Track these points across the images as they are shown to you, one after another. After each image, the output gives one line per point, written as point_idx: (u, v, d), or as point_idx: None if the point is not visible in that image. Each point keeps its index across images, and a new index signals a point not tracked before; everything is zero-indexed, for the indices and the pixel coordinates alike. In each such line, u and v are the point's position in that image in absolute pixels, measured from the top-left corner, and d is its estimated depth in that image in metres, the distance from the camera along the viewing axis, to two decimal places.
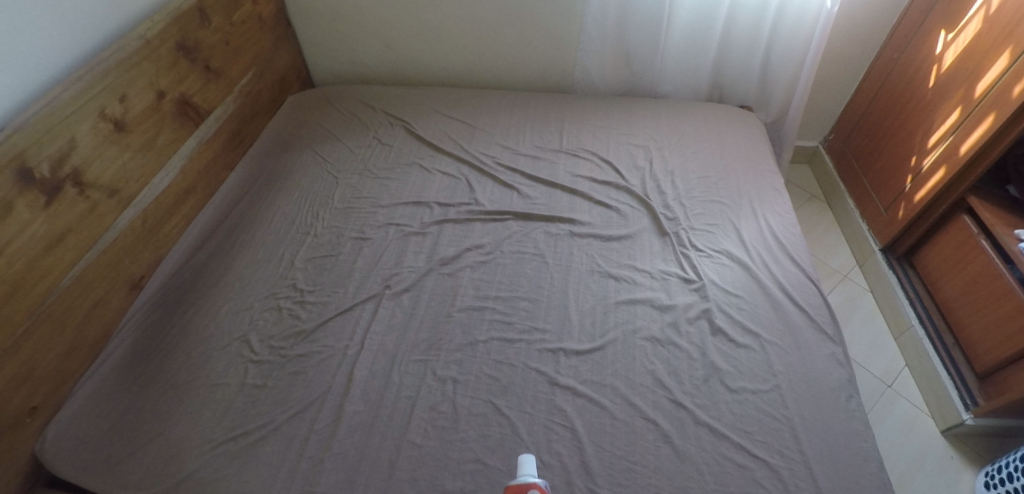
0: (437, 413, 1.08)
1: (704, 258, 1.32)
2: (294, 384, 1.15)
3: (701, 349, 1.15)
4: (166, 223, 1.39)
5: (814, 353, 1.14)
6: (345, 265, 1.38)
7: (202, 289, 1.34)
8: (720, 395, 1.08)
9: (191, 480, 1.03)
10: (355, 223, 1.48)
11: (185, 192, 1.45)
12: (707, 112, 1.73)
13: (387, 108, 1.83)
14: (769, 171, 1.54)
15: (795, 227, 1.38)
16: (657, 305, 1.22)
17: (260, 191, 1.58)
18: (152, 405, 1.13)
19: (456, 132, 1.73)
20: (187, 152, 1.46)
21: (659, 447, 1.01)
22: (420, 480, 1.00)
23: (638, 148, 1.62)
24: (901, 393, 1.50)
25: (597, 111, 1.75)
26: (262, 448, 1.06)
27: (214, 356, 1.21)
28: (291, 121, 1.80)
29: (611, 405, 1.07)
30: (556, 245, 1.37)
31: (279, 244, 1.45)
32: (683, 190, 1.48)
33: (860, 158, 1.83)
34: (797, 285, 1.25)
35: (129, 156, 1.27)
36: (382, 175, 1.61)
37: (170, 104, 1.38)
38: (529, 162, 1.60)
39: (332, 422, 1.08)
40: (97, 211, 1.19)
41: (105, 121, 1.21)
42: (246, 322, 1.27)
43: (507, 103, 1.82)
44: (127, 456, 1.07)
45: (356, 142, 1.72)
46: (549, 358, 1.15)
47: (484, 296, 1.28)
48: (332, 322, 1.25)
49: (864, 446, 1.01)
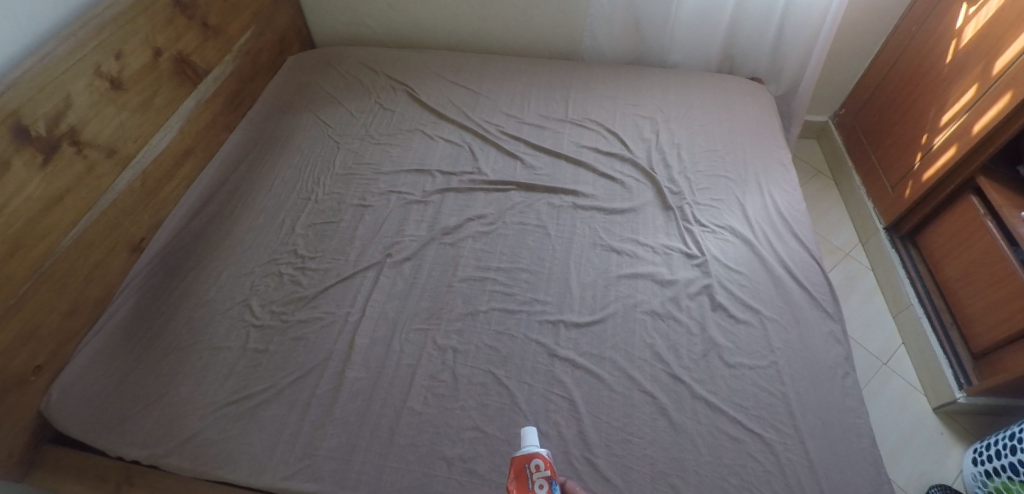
0: (437, 381, 1.09)
1: (707, 233, 1.31)
2: (296, 349, 1.16)
3: (701, 324, 1.15)
4: (166, 185, 1.38)
5: (813, 331, 1.14)
6: (346, 232, 1.37)
7: (203, 252, 1.34)
8: (718, 370, 1.09)
9: (195, 441, 1.04)
10: (357, 189, 1.47)
11: (184, 154, 1.43)
12: (716, 84, 1.69)
13: (389, 71, 1.79)
14: (777, 146, 1.51)
15: (801, 204, 1.37)
16: (659, 279, 1.22)
17: (260, 155, 1.56)
18: (155, 367, 1.15)
19: (459, 98, 1.69)
20: (186, 113, 1.43)
21: (656, 419, 1.03)
22: (420, 446, 1.01)
23: (645, 120, 1.59)
24: (896, 371, 1.51)
25: (603, 80, 1.71)
26: (264, 411, 1.07)
27: (215, 320, 1.22)
28: (291, 82, 1.76)
29: (609, 378, 1.08)
30: (559, 217, 1.36)
31: (279, 209, 1.43)
32: (688, 164, 1.46)
33: (870, 134, 1.80)
34: (799, 262, 1.24)
35: (127, 115, 1.25)
36: (384, 141, 1.59)
37: (167, 63, 1.35)
38: (533, 131, 1.58)
39: (333, 387, 1.10)
40: (96, 171, 1.18)
41: (101, 78, 1.18)
42: (247, 287, 1.27)
43: (512, 69, 1.77)
44: (132, 416, 1.09)
45: (358, 106, 1.69)
46: (549, 330, 1.15)
47: (485, 266, 1.28)
48: (333, 289, 1.25)
49: (857, 423, 1.03)
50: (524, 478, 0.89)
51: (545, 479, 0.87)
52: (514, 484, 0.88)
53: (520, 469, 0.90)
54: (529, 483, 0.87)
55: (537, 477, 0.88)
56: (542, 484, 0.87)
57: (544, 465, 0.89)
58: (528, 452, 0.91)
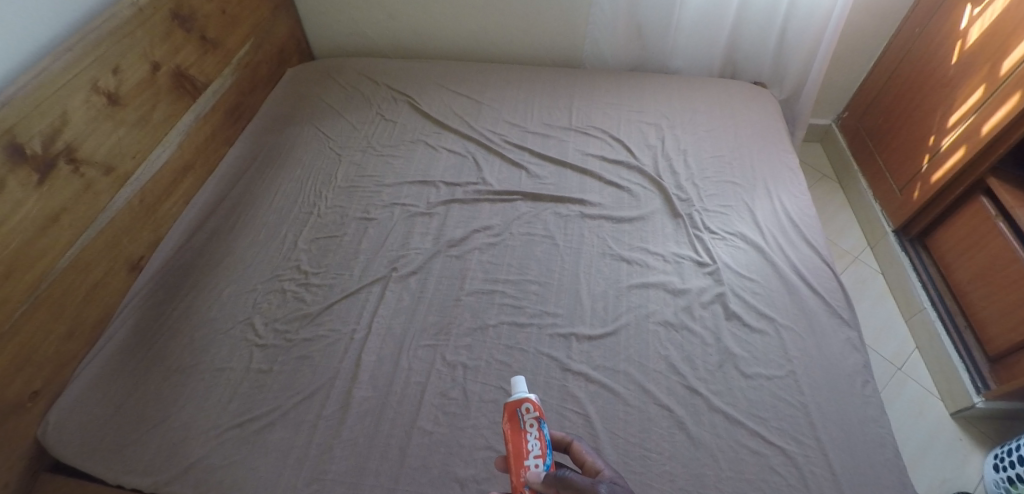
0: (447, 400, 1.06)
1: (717, 240, 1.29)
2: (301, 369, 1.13)
3: (715, 334, 1.12)
4: (165, 202, 1.35)
5: (829, 338, 1.12)
6: (350, 246, 1.34)
7: (203, 270, 1.31)
8: (735, 381, 1.06)
9: (198, 467, 1.01)
10: (359, 203, 1.44)
11: (183, 169, 1.40)
12: (721, 89, 1.68)
13: (389, 82, 1.77)
14: (785, 150, 1.50)
15: (811, 208, 1.35)
16: (671, 289, 1.20)
17: (260, 169, 1.54)
18: (156, 390, 1.12)
19: (461, 108, 1.67)
20: (185, 127, 1.40)
21: (674, 434, 1.00)
22: (432, 468, 0.98)
23: (650, 126, 1.57)
24: (911, 377, 1.49)
25: (607, 87, 1.70)
26: (269, 434, 1.04)
27: (217, 340, 1.19)
28: (290, 95, 1.74)
29: (624, 392, 1.05)
30: (567, 227, 1.34)
31: (281, 224, 1.41)
32: (696, 170, 1.44)
33: (875, 137, 1.79)
34: (812, 268, 1.22)
35: (125, 131, 1.22)
36: (386, 153, 1.56)
37: (166, 77, 1.32)
38: (538, 140, 1.56)
39: (340, 408, 1.07)
40: (93, 189, 1.15)
41: (98, 94, 1.16)
42: (249, 305, 1.24)
43: (514, 77, 1.76)
44: (132, 442, 1.05)
45: (359, 118, 1.67)
46: (561, 343, 1.13)
47: (494, 279, 1.25)
48: (338, 305, 1.22)
49: (880, 432, 1.00)
50: (518, 423, 0.80)
51: (536, 420, 0.80)
52: (507, 428, 0.80)
53: (512, 412, 0.82)
54: (522, 425, 0.79)
55: (529, 419, 0.80)
56: (534, 426, 0.79)
57: (535, 407, 0.81)
58: (516, 393, 0.82)
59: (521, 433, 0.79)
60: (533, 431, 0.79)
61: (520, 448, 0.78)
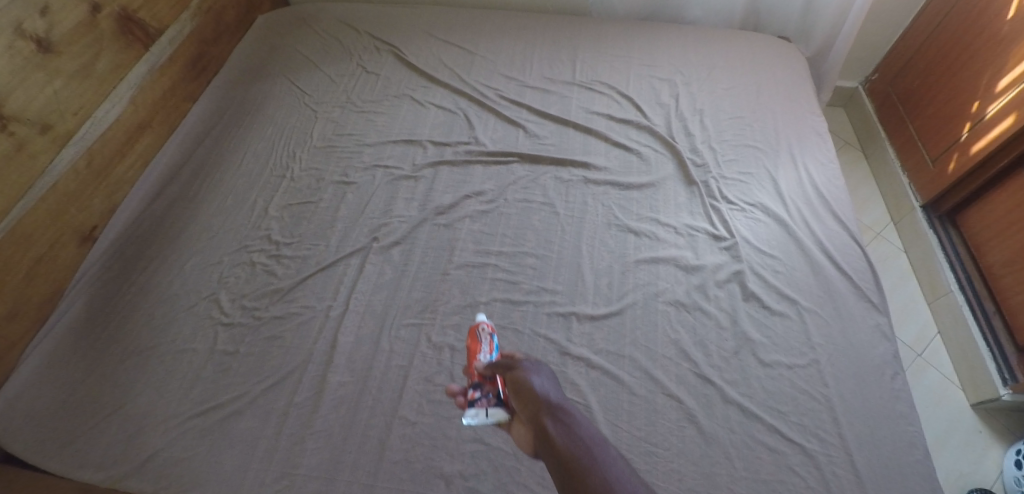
0: (432, 386, 0.96)
1: (736, 212, 1.16)
2: (271, 350, 1.02)
3: (731, 317, 1.01)
4: (118, 164, 1.22)
5: (856, 324, 1.01)
6: (326, 214, 1.21)
7: (165, 240, 1.19)
8: (752, 369, 0.95)
9: (157, 460, 0.91)
10: (338, 165, 1.30)
11: (139, 128, 1.27)
12: (741, 42, 1.51)
13: (373, 30, 1.59)
14: (811, 111, 1.35)
15: (839, 177, 1.22)
16: (683, 265, 1.08)
17: (229, 127, 1.39)
18: (112, 374, 1.01)
19: (452, 59, 1.51)
20: (138, 80, 1.26)
21: (683, 428, 0.90)
22: (414, 463, 0.88)
23: (662, 82, 1.42)
24: (931, 362, 1.39)
25: (615, 38, 1.53)
26: (235, 424, 0.94)
27: (180, 317, 1.08)
28: (264, 43, 1.57)
29: (629, 380, 0.94)
30: (568, 193, 1.21)
31: (250, 189, 1.27)
32: (713, 133, 1.30)
33: (908, 101, 1.64)
34: (839, 245, 1.10)
35: (61, 83, 1.08)
36: (369, 110, 1.41)
37: (109, 21, 1.18)
38: (537, 96, 1.40)
39: (313, 395, 0.96)
40: (26, 149, 1.02)
41: (24, 39, 1.01)
42: (215, 279, 1.13)
43: (511, 25, 1.58)
44: (85, 432, 0.95)
45: (339, 70, 1.51)
46: (560, 323, 1.01)
47: (486, 250, 1.13)
48: (312, 280, 1.10)
49: (910, 430, 0.90)
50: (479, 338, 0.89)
51: (490, 334, 0.89)
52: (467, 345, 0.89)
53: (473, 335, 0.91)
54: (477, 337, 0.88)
55: (484, 333, 0.89)
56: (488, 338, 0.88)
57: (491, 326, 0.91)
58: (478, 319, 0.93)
59: (478, 344, 0.87)
60: (487, 339, 0.87)
61: (474, 350, 0.86)
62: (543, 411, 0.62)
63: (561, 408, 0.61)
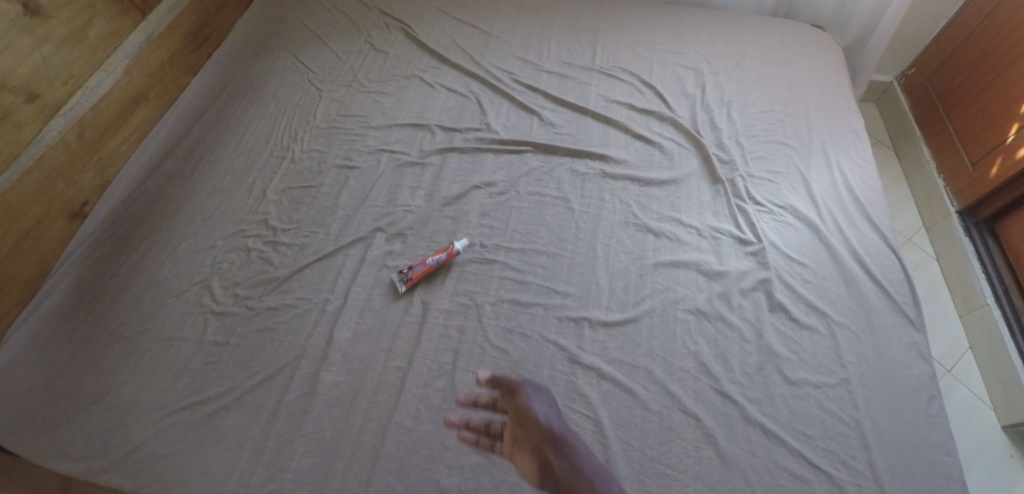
0: (432, 391, 0.89)
1: (763, 214, 1.08)
2: (263, 344, 0.96)
3: (756, 329, 0.94)
4: (111, 137, 1.15)
5: (891, 342, 0.93)
6: (327, 200, 1.14)
7: (157, 221, 1.13)
8: (777, 388, 0.88)
9: (138, 455, 0.86)
10: (341, 148, 1.23)
11: (135, 100, 1.20)
12: (774, 30, 1.41)
13: (383, 5, 1.51)
14: (847, 107, 1.26)
15: (875, 179, 1.13)
16: (705, 270, 1.01)
17: (228, 103, 1.32)
18: (96, 361, 0.96)
19: (465, 39, 1.42)
20: (134, 49, 1.18)
21: (700, 449, 0.83)
22: (410, 473, 0.82)
23: (688, 71, 1.33)
24: (962, 379, 1.32)
25: (638, 22, 1.44)
26: (222, 421, 0.89)
27: (169, 303, 1.02)
28: (268, 16, 1.49)
29: (643, 394, 0.88)
30: (584, 187, 1.13)
31: (249, 169, 1.21)
32: (740, 127, 1.22)
33: (947, 98, 1.54)
34: (874, 254, 1.02)
35: (49, 50, 1.01)
36: (375, 90, 1.33)
37: None
38: (554, 82, 1.32)
39: (306, 394, 0.90)
40: (10, 118, 0.96)
41: (10, 2, 0.95)
42: (208, 264, 1.07)
43: (529, 5, 1.49)
44: (65, 421, 0.90)
45: (346, 47, 1.43)
46: (571, 329, 0.95)
47: (494, 246, 1.06)
48: (309, 270, 1.04)
49: (946, 461, 0.82)
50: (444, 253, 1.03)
51: None
52: None
53: None
54: None
55: None
56: None
57: None
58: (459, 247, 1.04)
59: None
60: None
61: None
62: (546, 438, 0.84)
63: (562, 449, 0.83)
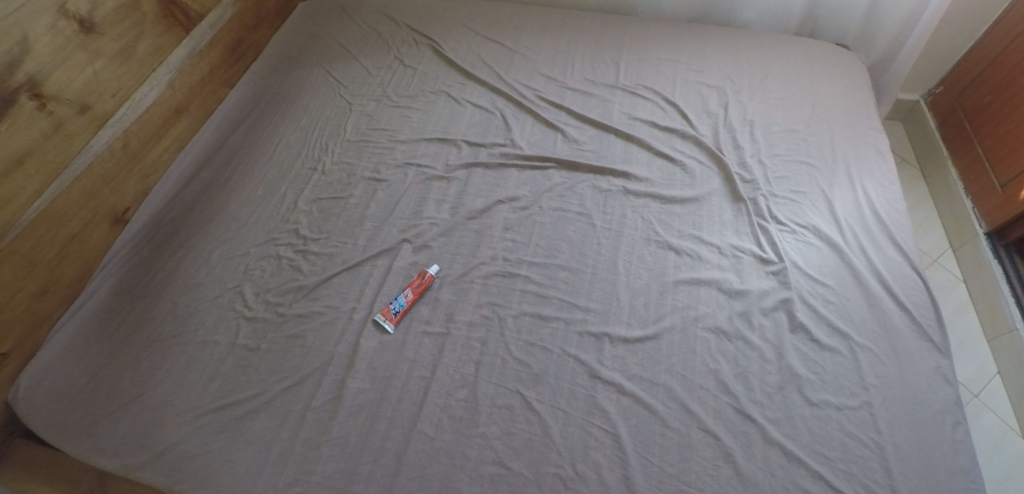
0: (454, 401, 0.92)
1: (785, 233, 1.09)
2: (292, 349, 0.99)
3: (777, 349, 0.94)
4: (153, 147, 1.21)
5: (915, 365, 0.92)
6: (355, 211, 1.18)
7: (193, 228, 1.18)
8: (797, 409, 0.88)
9: (172, 453, 0.90)
10: (370, 160, 1.27)
11: (176, 111, 1.25)
12: (799, 49, 1.42)
13: (412, 22, 1.56)
14: (872, 127, 1.26)
15: (901, 201, 1.12)
16: (726, 289, 1.01)
17: (264, 116, 1.38)
18: (134, 361, 1.00)
19: (492, 56, 1.46)
20: (177, 64, 1.24)
21: (719, 467, 0.83)
22: (431, 481, 0.84)
23: (712, 89, 1.34)
24: (988, 406, 1.29)
25: (662, 40, 1.46)
26: (251, 423, 0.92)
27: (203, 307, 1.06)
28: (302, 32, 1.55)
29: (662, 410, 0.88)
30: (606, 204, 1.15)
31: (281, 180, 1.25)
32: (763, 146, 1.22)
33: (975, 118, 1.53)
34: (898, 276, 1.01)
35: (102, 65, 1.07)
36: (403, 105, 1.37)
37: (151, 3, 1.16)
38: (578, 99, 1.35)
39: (331, 400, 0.93)
40: (65, 130, 1.01)
41: (68, 19, 1.00)
42: (241, 270, 1.11)
43: (554, 23, 1.53)
44: (103, 418, 0.94)
45: (376, 63, 1.48)
46: (591, 344, 0.96)
47: (517, 260, 1.08)
48: (337, 279, 1.08)
49: (972, 488, 0.81)
50: (418, 281, 1.05)
51: None
52: None
53: None
54: None
55: None
56: None
57: None
58: (432, 273, 1.06)
59: None
60: None
61: None
62: None
63: None
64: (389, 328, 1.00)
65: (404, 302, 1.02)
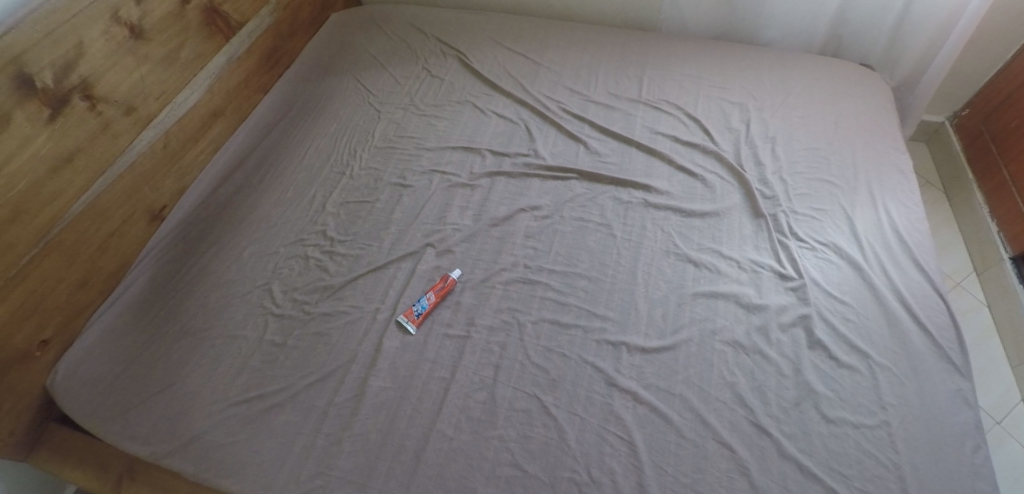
0: (473, 403, 0.94)
1: (805, 250, 1.09)
2: (316, 347, 1.02)
3: (794, 364, 0.95)
4: (191, 148, 1.25)
5: (935, 386, 0.92)
6: (381, 215, 1.22)
7: (226, 227, 1.22)
8: (814, 425, 0.89)
9: (199, 443, 0.93)
10: (396, 166, 1.31)
11: (213, 115, 1.30)
12: (821, 69, 1.43)
13: (441, 35, 1.60)
14: (895, 147, 1.26)
15: (923, 221, 1.12)
16: (744, 303, 1.02)
17: (296, 121, 1.43)
18: (166, 353, 1.04)
19: (517, 68, 1.49)
20: (216, 70, 1.30)
21: (734, 479, 0.84)
22: (448, 480, 0.86)
23: (734, 106, 1.36)
24: (1011, 433, 1.27)
25: (686, 57, 1.48)
26: (276, 417, 0.95)
27: (233, 303, 1.10)
28: (334, 42, 1.61)
29: (678, 420, 0.89)
30: (627, 215, 1.17)
31: (310, 183, 1.30)
32: (785, 163, 1.23)
33: (1002, 142, 1.52)
34: (919, 297, 1.01)
35: (148, 69, 1.12)
36: (430, 114, 1.41)
37: (196, 12, 1.21)
38: (601, 112, 1.37)
39: (354, 397, 0.96)
40: (111, 130, 1.06)
41: (120, 26, 1.05)
42: (270, 269, 1.15)
43: (579, 38, 1.56)
44: (135, 406, 0.98)
45: (405, 72, 1.52)
46: (609, 353, 0.97)
47: (538, 267, 1.10)
48: (362, 280, 1.11)
49: None
50: (440, 285, 1.07)
51: None
52: None
53: None
54: None
55: None
56: None
57: None
58: (454, 277, 1.09)
59: None
60: None
61: None
62: None
63: None
64: (411, 330, 1.03)
65: (426, 305, 1.05)
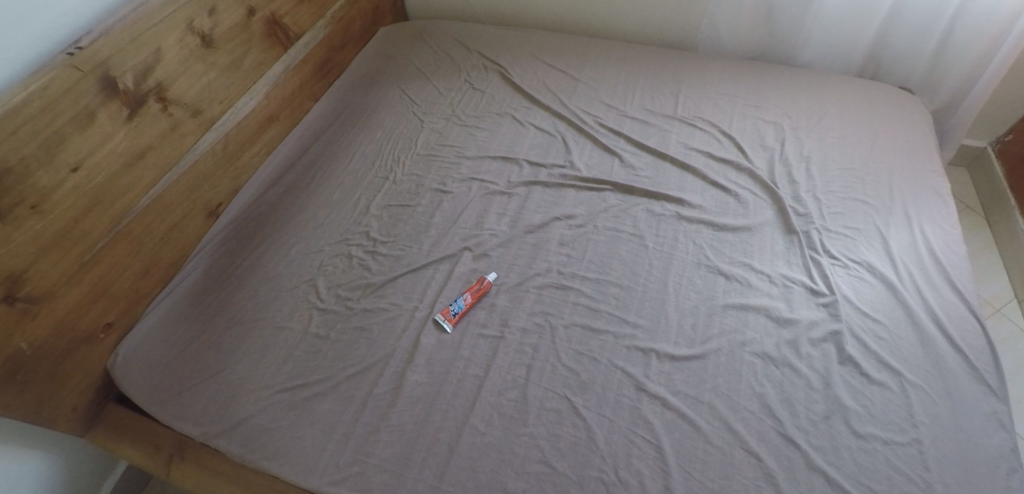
0: (504, 400, 0.97)
1: (838, 267, 1.10)
2: (358, 341, 1.08)
3: (824, 379, 0.96)
4: (247, 150, 1.34)
5: (968, 407, 0.91)
6: (421, 219, 1.27)
7: (275, 224, 1.30)
8: (843, 439, 0.89)
9: (246, 425, 0.99)
10: (437, 173, 1.37)
11: (268, 119, 1.39)
12: (859, 90, 1.44)
13: (483, 50, 1.67)
14: (934, 170, 1.26)
15: (960, 244, 1.12)
16: (775, 316, 1.04)
17: (343, 128, 1.51)
18: (217, 340, 1.11)
19: (556, 83, 1.55)
20: (273, 78, 1.38)
21: (761, 488, 0.85)
22: (480, 473, 0.89)
23: (769, 125, 1.38)
24: None
25: (722, 75, 1.51)
26: (318, 404, 1.00)
27: (280, 296, 1.16)
28: (382, 55, 1.69)
29: (706, 428, 0.91)
30: (659, 227, 1.20)
31: (355, 187, 1.36)
32: (819, 182, 1.25)
33: None
34: (954, 318, 1.01)
35: (215, 75, 1.21)
36: (470, 124, 1.47)
37: (260, 23, 1.30)
38: (636, 127, 1.41)
39: (391, 389, 1.00)
40: (179, 130, 1.14)
41: (193, 35, 1.14)
42: (316, 265, 1.21)
43: (618, 55, 1.60)
44: (188, 388, 1.05)
45: (447, 85, 1.59)
46: (639, 359, 1.00)
47: (570, 274, 1.14)
48: (402, 279, 1.16)
49: None
50: (477, 286, 1.12)
51: None
52: None
53: None
54: None
55: None
56: None
57: None
58: (490, 279, 1.13)
59: None
60: None
61: None
62: None
63: None
64: (447, 328, 1.07)
65: (462, 305, 1.09)
